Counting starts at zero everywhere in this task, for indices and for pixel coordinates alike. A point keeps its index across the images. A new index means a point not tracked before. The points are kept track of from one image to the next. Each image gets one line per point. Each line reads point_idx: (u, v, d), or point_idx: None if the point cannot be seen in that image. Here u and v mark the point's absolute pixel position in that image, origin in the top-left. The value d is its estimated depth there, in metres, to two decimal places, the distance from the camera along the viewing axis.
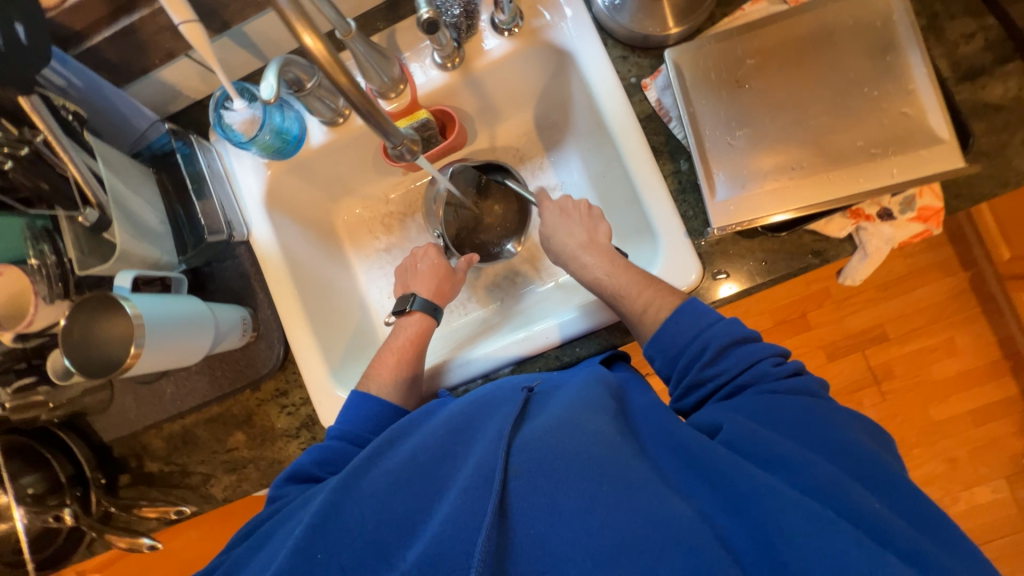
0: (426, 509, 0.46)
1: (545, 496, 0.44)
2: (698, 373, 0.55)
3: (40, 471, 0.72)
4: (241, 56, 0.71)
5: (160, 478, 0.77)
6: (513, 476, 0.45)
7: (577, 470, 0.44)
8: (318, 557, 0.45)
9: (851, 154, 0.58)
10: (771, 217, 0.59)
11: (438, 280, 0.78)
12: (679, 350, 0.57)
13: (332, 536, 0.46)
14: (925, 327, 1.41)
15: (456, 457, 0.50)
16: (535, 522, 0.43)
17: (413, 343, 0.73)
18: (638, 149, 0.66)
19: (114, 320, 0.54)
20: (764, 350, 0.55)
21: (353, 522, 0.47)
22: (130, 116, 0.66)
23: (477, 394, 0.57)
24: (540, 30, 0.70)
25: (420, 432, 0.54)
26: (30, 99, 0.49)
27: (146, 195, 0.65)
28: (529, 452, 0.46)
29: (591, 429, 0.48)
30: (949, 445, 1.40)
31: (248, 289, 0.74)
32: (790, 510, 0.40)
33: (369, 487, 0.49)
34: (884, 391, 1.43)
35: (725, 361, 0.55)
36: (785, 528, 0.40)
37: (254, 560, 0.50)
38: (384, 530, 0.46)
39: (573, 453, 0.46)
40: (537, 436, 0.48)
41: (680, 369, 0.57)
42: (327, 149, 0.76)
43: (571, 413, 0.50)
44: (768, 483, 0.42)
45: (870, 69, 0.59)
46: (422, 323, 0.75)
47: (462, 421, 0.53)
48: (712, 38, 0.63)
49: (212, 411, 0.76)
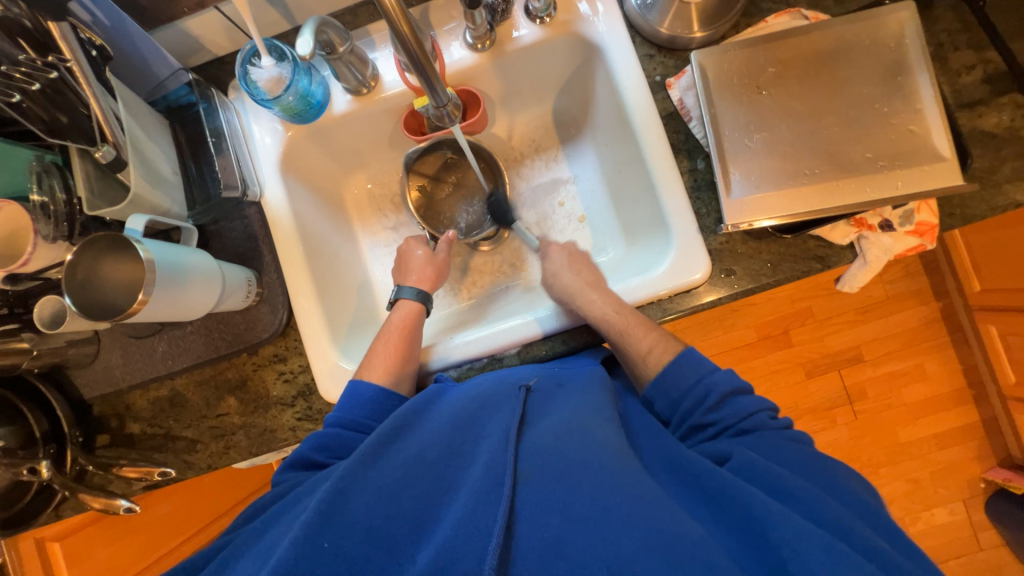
0: (434, 509, 0.47)
1: (558, 502, 0.44)
2: (701, 416, 0.56)
3: (13, 424, 0.68)
4: (271, 16, 0.70)
5: (141, 440, 0.74)
6: (523, 480, 0.46)
7: (588, 476, 0.46)
8: (324, 546, 0.43)
9: (861, 164, 0.61)
10: (759, 222, 0.62)
11: (432, 268, 0.76)
12: (681, 396, 0.58)
13: (339, 525, 0.44)
14: (899, 351, 1.48)
15: (463, 459, 0.51)
16: (548, 527, 0.43)
17: (405, 329, 0.70)
18: (658, 147, 0.68)
19: (124, 263, 0.53)
20: (760, 402, 0.56)
21: (358, 513, 0.45)
22: (152, 61, 0.63)
23: (479, 388, 0.59)
24: (571, 22, 0.72)
25: (427, 428, 0.54)
26: (60, 26, 0.49)
27: (162, 144, 0.63)
28: (540, 457, 0.48)
29: (598, 439, 0.50)
30: (913, 466, 1.46)
31: (254, 251, 0.73)
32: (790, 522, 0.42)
33: (376, 479, 0.48)
34: (856, 410, 1.48)
35: (726, 408, 0.56)
36: (785, 531, 0.41)
37: (257, 544, 0.49)
38: (392, 525, 0.45)
39: (582, 459, 0.47)
40: (545, 441, 0.50)
41: (683, 411, 0.58)
42: (348, 118, 0.75)
43: (576, 419, 0.53)
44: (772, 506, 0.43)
45: (882, 87, 0.62)
46: (410, 309, 0.72)
47: (467, 421, 0.54)
48: (737, 44, 0.66)
49: (204, 373, 0.74)
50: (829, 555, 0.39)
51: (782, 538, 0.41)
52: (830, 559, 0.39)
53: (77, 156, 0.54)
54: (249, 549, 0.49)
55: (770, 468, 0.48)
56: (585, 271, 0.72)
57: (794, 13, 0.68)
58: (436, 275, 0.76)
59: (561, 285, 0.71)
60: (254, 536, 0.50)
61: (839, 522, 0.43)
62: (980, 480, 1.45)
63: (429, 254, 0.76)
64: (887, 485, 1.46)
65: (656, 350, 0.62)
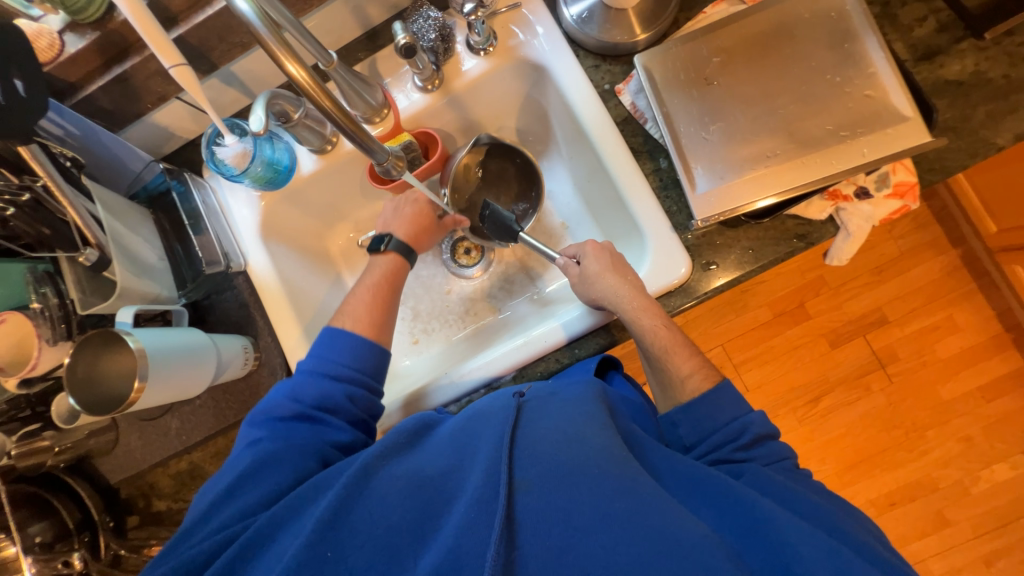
0: (436, 516, 0.46)
1: (559, 512, 0.43)
2: (730, 453, 0.53)
3: (47, 519, 0.71)
4: (231, 94, 0.73)
5: (169, 515, 0.78)
6: (522, 490, 0.45)
7: (588, 481, 0.44)
8: (328, 555, 0.44)
9: (824, 138, 0.60)
10: (755, 204, 0.60)
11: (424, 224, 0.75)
12: (713, 429, 0.56)
13: (342, 535, 0.45)
14: (922, 306, 1.42)
15: (461, 467, 0.49)
16: (549, 535, 0.42)
17: (386, 285, 0.71)
18: (618, 151, 0.69)
19: (119, 357, 0.55)
20: (786, 450, 0.55)
21: (362, 522, 0.46)
22: (125, 158, 0.68)
23: (475, 408, 0.56)
24: (514, 47, 0.73)
25: (427, 449, 0.53)
26: (30, 149, 0.53)
27: (144, 233, 0.66)
28: (539, 465, 0.46)
29: (597, 444, 0.48)
30: (962, 423, 1.39)
31: (248, 318, 0.75)
32: (809, 540, 0.42)
33: (379, 490, 0.48)
34: (889, 374, 1.42)
35: (759, 449, 0.54)
36: (790, 533, 0.42)
37: (263, 556, 0.48)
38: (394, 535, 0.45)
39: (582, 466, 0.45)
40: (544, 448, 0.48)
41: (712, 443, 0.55)
42: (318, 176, 0.78)
43: (573, 427, 0.50)
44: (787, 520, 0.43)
45: (832, 57, 0.62)
46: (395, 265, 0.73)
47: (466, 437, 0.52)
48: (678, 41, 0.66)
49: (218, 444, 0.77)
50: (832, 557, 0.40)
51: (787, 541, 0.42)
52: (831, 561, 0.40)
53: (67, 262, 0.58)
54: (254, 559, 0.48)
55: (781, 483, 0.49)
56: (631, 276, 0.65)
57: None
58: (421, 232, 0.75)
59: (607, 285, 0.64)
60: (254, 547, 0.48)
61: (842, 530, 0.45)
62: None
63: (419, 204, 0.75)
64: (939, 447, 1.39)
65: (696, 376, 0.60)
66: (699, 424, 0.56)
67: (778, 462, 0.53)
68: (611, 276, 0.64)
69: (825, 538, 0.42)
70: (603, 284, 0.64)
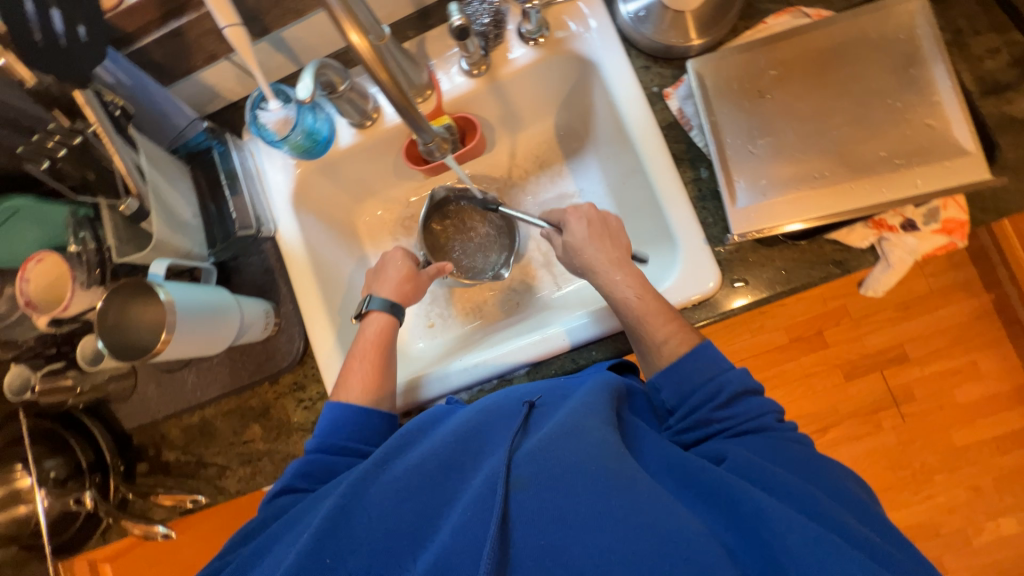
0: (435, 520, 0.45)
1: (555, 512, 0.42)
2: (706, 413, 0.53)
3: (62, 455, 0.73)
4: (279, 60, 0.74)
5: (176, 467, 0.78)
6: (518, 487, 0.43)
7: (586, 482, 0.42)
8: (326, 561, 0.43)
9: (875, 164, 0.58)
10: (787, 226, 0.59)
11: (413, 284, 0.74)
12: (691, 390, 0.55)
13: (341, 540, 0.44)
14: (946, 349, 1.38)
15: (464, 469, 0.48)
16: (543, 534, 0.41)
17: (375, 343, 0.69)
18: (659, 156, 0.67)
19: (148, 305, 0.57)
20: (770, 405, 0.54)
21: (361, 528, 0.44)
22: (170, 112, 0.69)
23: (482, 405, 0.56)
24: (565, 40, 0.72)
25: (427, 440, 0.52)
26: (84, 92, 0.53)
27: (181, 189, 0.67)
28: (536, 463, 0.45)
29: (596, 439, 0.46)
30: (973, 472, 1.35)
31: (271, 283, 0.76)
32: (797, 531, 0.39)
33: (377, 494, 0.47)
34: (903, 413, 1.38)
35: (737, 408, 0.53)
36: (779, 525, 0.39)
37: (262, 563, 0.48)
38: (392, 537, 0.44)
39: (577, 463, 0.44)
40: (543, 446, 0.46)
41: (690, 405, 0.54)
42: (355, 151, 0.78)
43: (574, 420, 0.48)
44: (784, 514, 0.40)
45: (894, 81, 0.59)
46: (382, 321, 0.71)
47: (469, 432, 0.51)
48: (735, 49, 0.64)
49: (231, 402, 0.77)
50: (817, 547, 0.38)
51: (774, 536, 0.39)
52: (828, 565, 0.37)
53: (106, 208, 0.59)
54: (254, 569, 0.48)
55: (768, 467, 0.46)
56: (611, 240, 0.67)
57: (795, 12, 0.66)
58: (409, 290, 0.74)
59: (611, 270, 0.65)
60: (257, 555, 0.49)
61: (824, 514, 0.42)
62: None
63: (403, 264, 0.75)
64: (945, 493, 1.35)
65: (673, 341, 0.59)
66: (677, 387, 0.56)
67: (756, 420, 0.52)
68: (595, 241, 0.66)
69: (806, 524, 0.39)
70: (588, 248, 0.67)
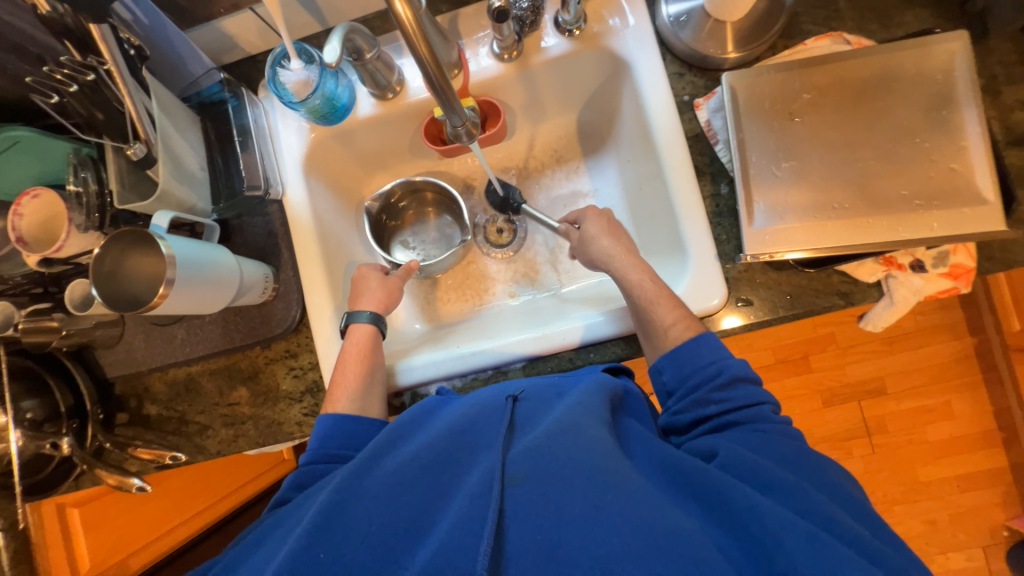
0: (430, 515, 0.44)
1: (551, 505, 0.42)
2: (706, 394, 0.54)
3: (40, 397, 0.72)
4: (305, 18, 0.71)
5: (157, 422, 0.77)
6: (514, 483, 0.44)
7: (580, 476, 0.43)
8: (320, 556, 0.42)
9: (895, 202, 0.58)
10: (784, 254, 0.59)
11: (386, 290, 0.72)
12: (692, 371, 0.57)
13: (336, 534, 0.43)
14: (924, 386, 1.41)
15: (458, 466, 0.48)
16: (541, 528, 0.41)
17: (360, 356, 0.67)
18: (681, 166, 0.67)
19: (146, 257, 0.55)
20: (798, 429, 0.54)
21: (356, 522, 0.44)
22: (187, 60, 0.68)
23: (477, 398, 0.56)
24: (601, 35, 0.70)
25: (423, 433, 0.52)
26: (100, 27, 0.51)
27: (191, 140, 0.65)
28: (533, 459, 0.45)
29: (591, 436, 0.47)
30: (931, 507, 1.40)
31: (273, 247, 0.74)
32: (790, 529, 0.39)
33: (371, 487, 0.46)
34: (874, 444, 1.42)
35: (736, 391, 0.54)
36: (771, 521, 0.40)
37: (251, 558, 0.47)
38: (389, 531, 0.43)
39: (574, 460, 0.44)
40: (539, 442, 0.47)
41: (690, 385, 0.56)
42: (372, 122, 0.76)
43: (569, 419, 0.49)
44: (773, 511, 0.41)
45: (925, 120, 0.59)
46: (366, 335, 0.68)
47: (464, 425, 0.51)
48: (772, 68, 0.63)
49: (219, 362, 0.76)
50: (811, 543, 0.38)
51: (766, 532, 0.39)
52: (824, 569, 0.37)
53: (111, 152, 0.57)
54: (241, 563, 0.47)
55: (762, 461, 0.46)
56: (623, 238, 0.70)
57: (836, 37, 0.66)
58: (388, 298, 0.72)
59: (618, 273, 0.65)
60: (246, 550, 0.48)
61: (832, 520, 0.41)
62: (1003, 528, 1.37)
63: (381, 278, 0.73)
64: (903, 524, 1.40)
65: (680, 326, 0.61)
66: (679, 369, 0.57)
67: (753, 405, 0.53)
68: (608, 238, 0.70)
69: (790, 515, 0.40)
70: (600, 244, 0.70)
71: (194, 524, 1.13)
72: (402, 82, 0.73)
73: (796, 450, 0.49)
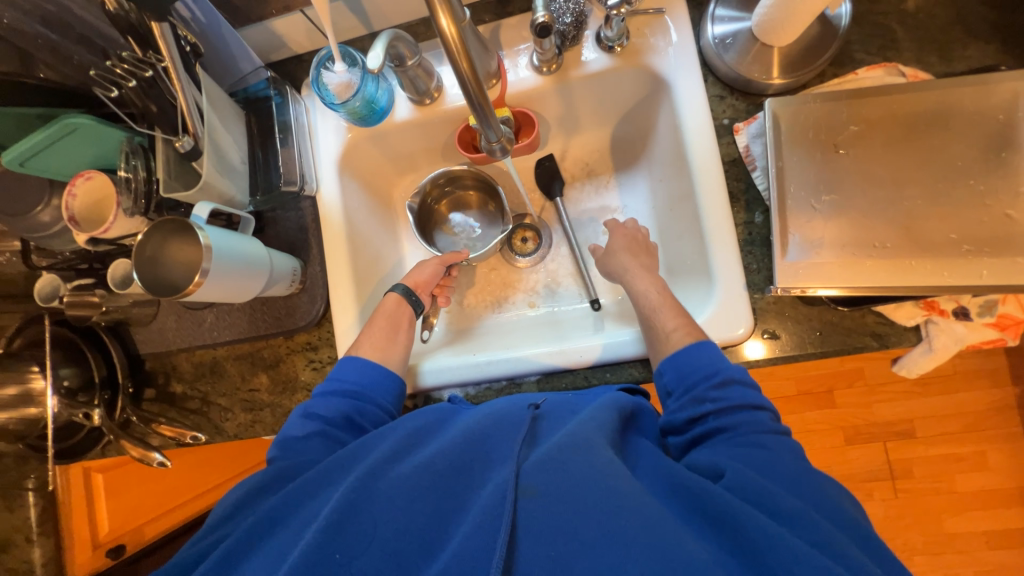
0: (443, 527, 0.44)
1: (564, 524, 0.41)
2: (703, 391, 0.54)
3: (76, 366, 0.75)
4: (351, 22, 0.73)
5: (181, 400, 0.80)
6: (526, 495, 0.44)
7: (593, 496, 0.42)
8: (335, 557, 0.42)
9: (941, 245, 0.56)
10: (815, 291, 0.57)
11: (423, 274, 0.77)
12: (692, 371, 0.57)
13: (349, 537, 0.43)
14: (958, 434, 1.34)
15: (473, 476, 0.48)
16: (554, 546, 0.40)
17: (390, 322, 0.70)
18: (716, 191, 0.65)
19: (185, 246, 0.58)
20: None
21: (368, 527, 0.44)
22: (238, 57, 0.70)
23: (493, 406, 0.56)
24: (642, 53, 0.70)
25: (437, 439, 0.52)
26: (161, 26, 0.53)
27: (236, 134, 0.67)
28: (547, 474, 0.44)
29: (605, 456, 0.46)
30: (954, 561, 1.32)
31: (304, 242, 0.76)
32: (802, 562, 0.37)
33: (385, 489, 0.46)
34: (897, 488, 1.35)
35: (731, 392, 0.54)
36: (783, 554, 0.38)
37: (259, 549, 0.47)
38: (403, 538, 0.43)
39: (587, 478, 0.43)
40: (554, 454, 0.46)
41: (689, 384, 0.56)
42: (408, 125, 0.77)
43: (582, 432, 0.48)
44: (783, 538, 0.39)
45: (981, 161, 0.56)
46: (397, 306, 0.72)
47: (480, 433, 0.51)
48: (818, 97, 0.61)
49: (243, 348, 0.79)
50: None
51: (780, 564, 0.38)
52: None
53: (161, 142, 0.60)
54: (252, 550, 0.48)
55: (775, 488, 0.44)
56: (643, 257, 0.72)
57: (889, 68, 0.63)
58: (427, 279, 0.76)
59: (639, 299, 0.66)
60: (254, 536, 0.48)
61: (841, 552, 0.39)
62: None
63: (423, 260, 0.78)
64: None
65: (681, 331, 0.61)
66: (681, 370, 0.57)
67: (749, 409, 0.53)
68: (626, 254, 0.72)
69: (802, 548, 0.38)
70: (617, 260, 0.72)
71: (205, 500, 1.16)
72: (439, 88, 0.74)
73: (799, 465, 0.47)
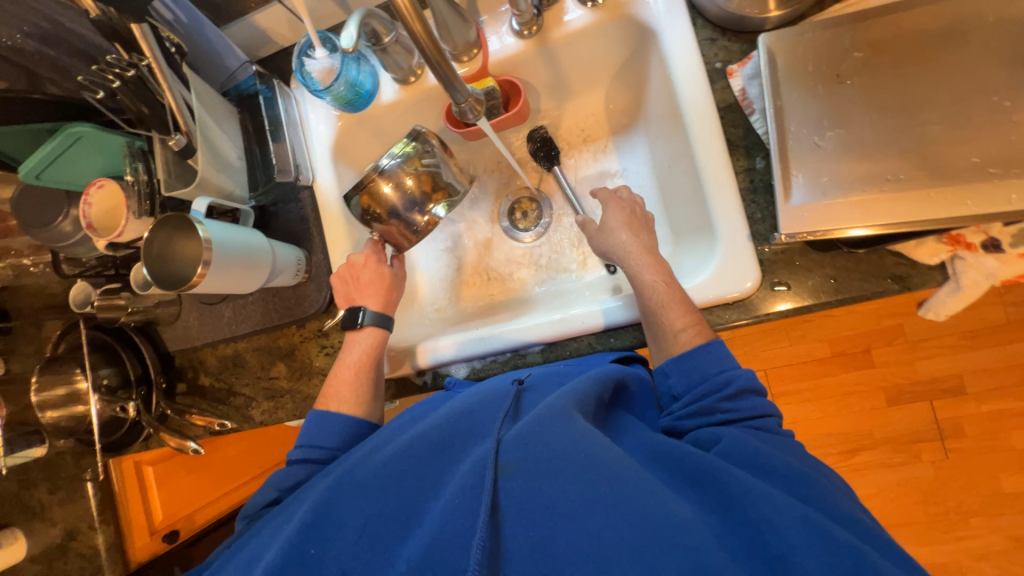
0: (421, 507, 0.45)
1: (544, 499, 0.41)
2: (713, 403, 0.51)
3: (115, 366, 0.81)
4: (330, 7, 0.73)
5: (210, 392, 0.84)
6: (505, 474, 0.43)
7: (571, 468, 0.42)
8: (310, 552, 0.44)
9: (961, 170, 0.51)
10: (850, 231, 0.53)
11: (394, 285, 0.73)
12: (701, 380, 0.53)
13: (325, 532, 0.45)
14: (1012, 387, 1.25)
15: (454, 454, 0.49)
16: (532, 525, 0.41)
17: (369, 358, 0.69)
18: (712, 140, 0.62)
19: (188, 242, 0.60)
20: None
21: (345, 518, 0.45)
22: (224, 55, 0.72)
23: (475, 387, 0.56)
24: (625, 4, 0.67)
25: (420, 423, 0.53)
26: (141, 26, 0.55)
27: (229, 131, 0.69)
28: (524, 448, 0.44)
29: (581, 426, 0.45)
30: (1016, 521, 1.24)
31: (306, 232, 0.78)
32: (785, 514, 0.38)
33: (364, 480, 0.47)
34: (947, 448, 1.27)
35: (744, 402, 0.51)
36: (766, 506, 0.38)
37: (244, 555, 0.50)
38: (382, 521, 0.45)
39: (564, 451, 0.43)
40: (531, 428, 0.45)
41: (698, 394, 0.52)
42: (396, 107, 0.77)
43: (560, 403, 0.47)
44: (764, 493, 0.39)
45: (1007, 74, 0.51)
46: (376, 336, 0.71)
47: (461, 413, 0.51)
48: (818, 25, 0.57)
49: (261, 340, 0.82)
50: (809, 530, 0.36)
51: (761, 516, 0.38)
52: (814, 544, 0.36)
53: (159, 144, 0.63)
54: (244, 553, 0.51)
55: (761, 448, 0.44)
56: (646, 236, 0.66)
57: None
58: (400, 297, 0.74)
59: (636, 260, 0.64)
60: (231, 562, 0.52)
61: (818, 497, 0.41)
62: None
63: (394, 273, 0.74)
64: (979, 538, 1.25)
65: (690, 331, 0.57)
66: (687, 375, 0.54)
67: (757, 417, 0.50)
68: (626, 233, 0.66)
69: (788, 504, 0.38)
70: (615, 237, 0.66)
71: (236, 496, 1.24)
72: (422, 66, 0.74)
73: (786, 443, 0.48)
